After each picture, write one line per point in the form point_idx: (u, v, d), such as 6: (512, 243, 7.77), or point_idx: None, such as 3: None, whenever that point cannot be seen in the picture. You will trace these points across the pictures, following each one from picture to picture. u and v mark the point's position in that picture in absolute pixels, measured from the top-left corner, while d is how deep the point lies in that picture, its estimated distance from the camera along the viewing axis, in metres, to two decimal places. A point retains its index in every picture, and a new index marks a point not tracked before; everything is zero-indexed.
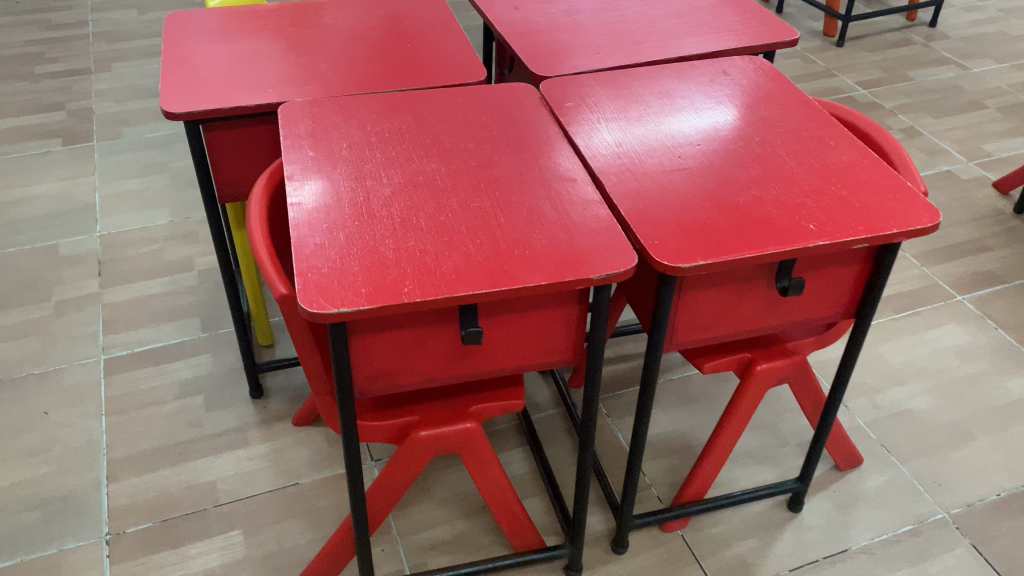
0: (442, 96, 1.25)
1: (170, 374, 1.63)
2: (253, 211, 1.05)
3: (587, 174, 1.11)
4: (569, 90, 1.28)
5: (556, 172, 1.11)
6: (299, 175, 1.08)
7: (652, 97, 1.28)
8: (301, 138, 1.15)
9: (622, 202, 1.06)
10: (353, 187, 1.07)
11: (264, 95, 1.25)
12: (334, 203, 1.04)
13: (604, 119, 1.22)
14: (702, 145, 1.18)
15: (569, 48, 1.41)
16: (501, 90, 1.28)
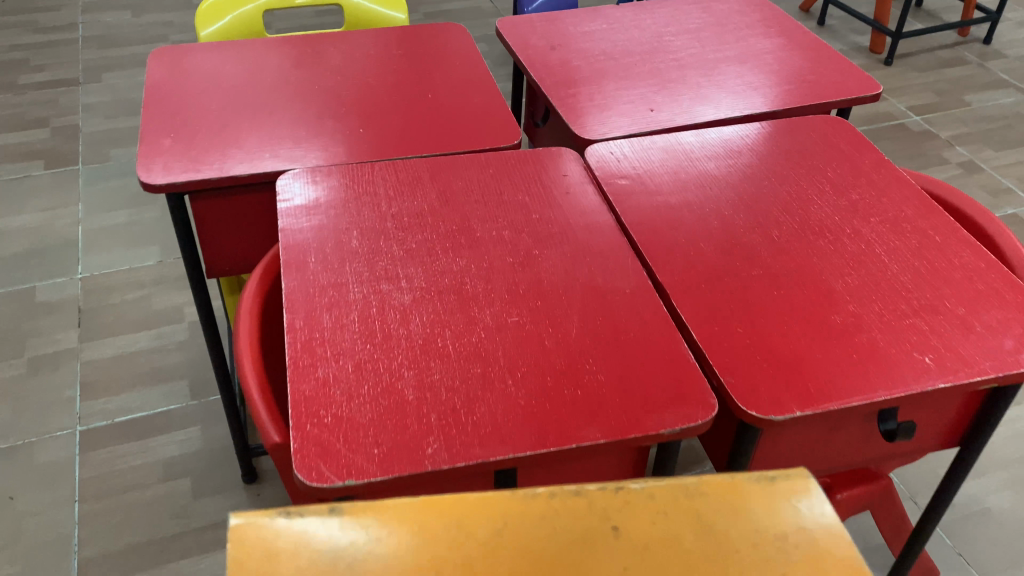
0: (467, 168, 1.06)
1: (155, 451, 1.45)
2: (241, 331, 0.85)
3: (648, 277, 0.92)
4: (616, 158, 1.08)
5: (611, 272, 0.92)
6: (298, 278, 0.89)
7: (681, 117, 1.18)
8: (301, 227, 0.96)
9: (694, 317, 0.87)
10: (365, 295, 0.88)
11: (259, 163, 1.06)
12: (342, 318, 0.85)
13: (625, 135, 1.14)
14: (740, 182, 1.05)
15: (617, 100, 1.21)
16: (537, 158, 1.08)
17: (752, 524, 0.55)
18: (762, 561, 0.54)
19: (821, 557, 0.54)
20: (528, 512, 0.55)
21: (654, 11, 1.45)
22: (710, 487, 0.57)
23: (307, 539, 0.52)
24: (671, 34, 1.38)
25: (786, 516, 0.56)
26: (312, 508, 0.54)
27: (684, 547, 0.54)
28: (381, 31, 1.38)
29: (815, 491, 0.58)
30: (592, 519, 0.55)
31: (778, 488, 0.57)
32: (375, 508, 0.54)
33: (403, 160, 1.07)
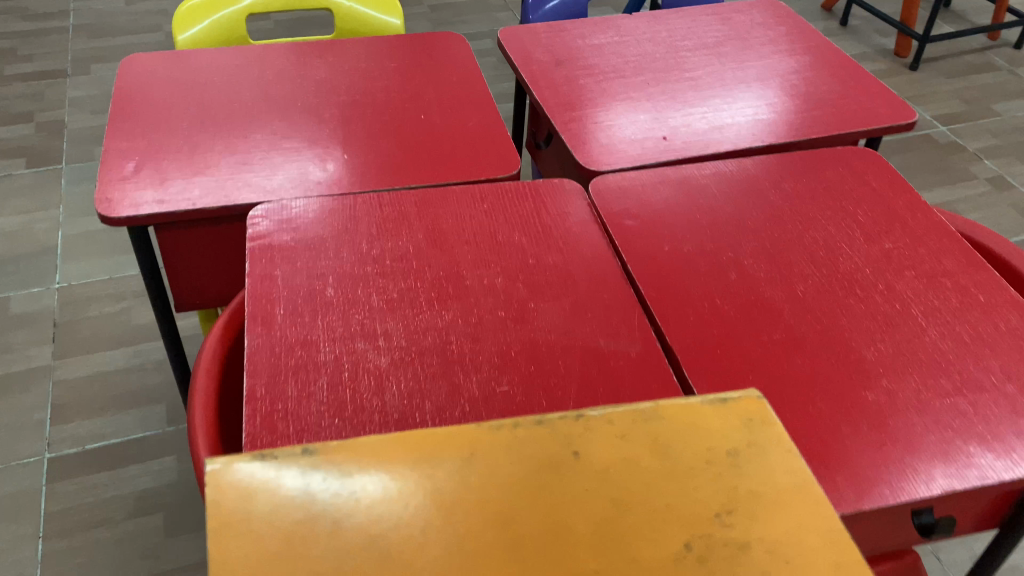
0: (459, 203, 0.96)
1: (127, 482, 1.37)
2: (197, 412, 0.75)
3: (657, 340, 0.82)
4: (624, 192, 0.98)
5: (616, 331, 0.82)
6: (265, 333, 0.80)
7: (698, 147, 1.07)
8: (272, 270, 0.86)
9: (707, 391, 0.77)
10: (337, 357, 0.78)
11: (230, 193, 0.96)
12: (309, 385, 0.75)
13: (637, 166, 1.03)
14: (762, 226, 0.95)
15: (627, 125, 1.11)
16: (536, 193, 0.98)
17: (709, 438, 0.53)
18: (723, 476, 0.50)
19: (789, 470, 0.51)
20: (488, 445, 0.51)
21: (668, 22, 1.34)
22: (666, 412, 0.54)
23: (265, 488, 0.47)
24: (687, 50, 1.28)
25: (736, 432, 0.53)
26: (284, 450, 0.49)
27: (651, 470, 0.50)
28: (374, 40, 1.28)
29: (767, 411, 0.55)
30: (554, 446, 0.51)
31: (731, 407, 0.55)
32: (339, 447, 0.49)
33: (389, 191, 0.97)
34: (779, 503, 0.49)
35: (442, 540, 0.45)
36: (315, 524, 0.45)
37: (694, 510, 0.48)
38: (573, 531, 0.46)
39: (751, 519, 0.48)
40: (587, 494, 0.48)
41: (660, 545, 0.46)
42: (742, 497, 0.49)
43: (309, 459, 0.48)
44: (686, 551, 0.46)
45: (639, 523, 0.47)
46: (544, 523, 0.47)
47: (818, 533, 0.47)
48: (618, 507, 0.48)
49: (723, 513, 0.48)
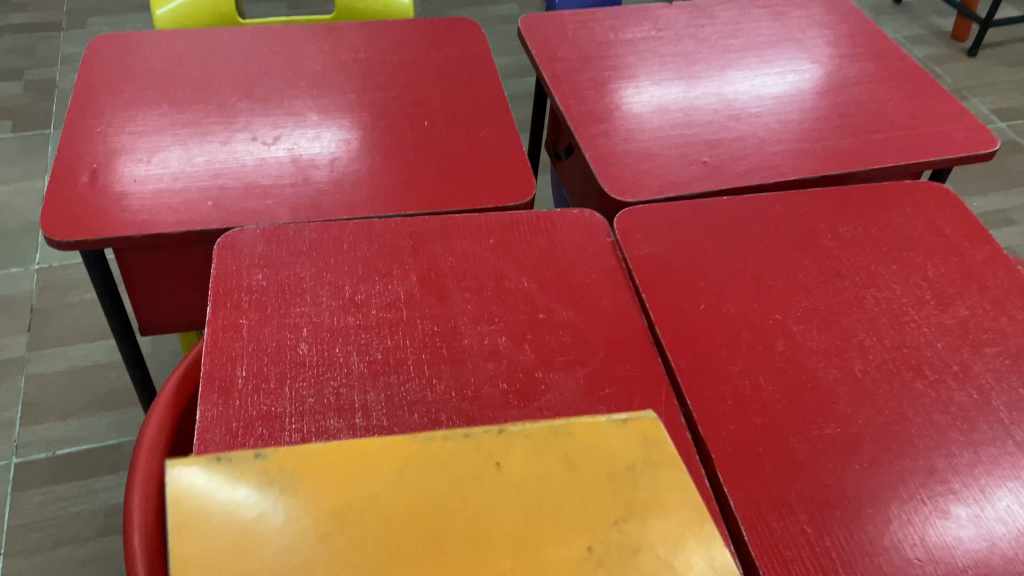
0: (461, 237, 0.83)
1: (96, 496, 1.26)
2: (133, 514, 0.64)
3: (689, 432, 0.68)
4: (655, 231, 0.84)
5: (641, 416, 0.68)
6: (221, 401, 0.67)
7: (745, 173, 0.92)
8: (238, 319, 0.74)
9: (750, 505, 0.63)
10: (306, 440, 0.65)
11: (197, 215, 0.83)
12: None
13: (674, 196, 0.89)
14: (815, 282, 0.81)
15: (663, 140, 0.96)
16: (552, 227, 0.84)
17: (612, 457, 0.48)
18: (623, 492, 0.47)
19: (687, 488, 0.48)
20: (413, 456, 0.47)
21: (712, 18, 1.19)
22: (574, 428, 0.49)
23: (213, 496, 0.43)
24: (733, 53, 1.13)
25: (634, 449, 0.49)
26: (238, 453, 0.45)
27: (558, 479, 0.46)
28: (380, 29, 1.14)
29: (664, 434, 0.50)
30: (471, 459, 0.47)
31: (635, 424, 0.50)
32: (291, 454, 0.45)
33: (383, 219, 0.84)
34: (668, 510, 0.46)
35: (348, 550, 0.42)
36: (264, 529, 0.42)
37: (591, 520, 0.45)
38: (473, 544, 0.43)
39: (644, 530, 0.45)
40: (497, 505, 0.45)
41: (560, 553, 0.43)
42: (643, 507, 0.46)
43: (262, 466, 0.45)
44: (586, 560, 0.43)
45: (544, 534, 0.44)
46: (447, 535, 0.43)
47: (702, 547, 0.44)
48: (525, 520, 0.44)
49: (619, 521, 0.45)
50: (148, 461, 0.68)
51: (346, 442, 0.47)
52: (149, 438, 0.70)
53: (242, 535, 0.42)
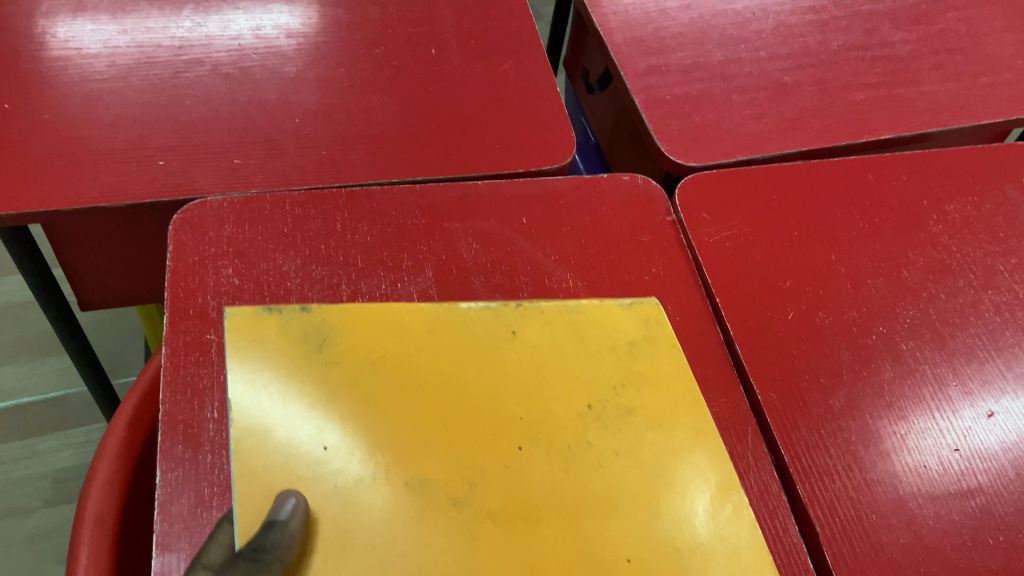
0: (486, 215, 0.66)
1: (42, 458, 1.12)
2: None
3: (784, 490, 0.55)
4: (725, 210, 0.68)
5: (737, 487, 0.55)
6: (187, 458, 0.52)
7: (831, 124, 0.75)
8: (205, 333, 0.57)
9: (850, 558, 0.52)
10: None
11: (145, 181, 0.64)
12: None
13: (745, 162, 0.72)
14: (923, 281, 0.66)
15: (729, 80, 0.77)
16: (598, 202, 0.68)
17: (614, 334, 0.58)
18: (626, 362, 0.57)
19: (682, 366, 0.57)
20: (436, 322, 0.57)
21: None
22: (587, 306, 0.59)
23: (252, 365, 0.52)
24: None
25: (635, 328, 0.59)
26: (287, 307, 0.55)
27: (569, 348, 0.57)
28: None
29: (663, 316, 0.60)
30: (495, 326, 0.57)
31: (639, 307, 0.60)
32: (333, 309, 0.56)
33: (386, 188, 0.66)
34: (667, 389, 0.56)
35: (375, 396, 0.52)
36: (305, 378, 0.52)
37: (595, 385, 0.55)
38: (485, 393, 0.53)
39: (640, 399, 0.55)
40: (511, 364, 0.55)
41: (563, 409, 0.53)
42: (643, 380, 0.56)
43: (307, 317, 0.55)
44: (585, 417, 0.53)
45: (550, 394, 0.54)
46: (464, 385, 0.53)
47: (690, 418, 0.54)
48: (533, 378, 0.55)
49: (620, 387, 0.55)
50: (94, 536, 0.52)
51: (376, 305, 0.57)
52: (92, 505, 0.54)
53: (283, 373, 0.52)
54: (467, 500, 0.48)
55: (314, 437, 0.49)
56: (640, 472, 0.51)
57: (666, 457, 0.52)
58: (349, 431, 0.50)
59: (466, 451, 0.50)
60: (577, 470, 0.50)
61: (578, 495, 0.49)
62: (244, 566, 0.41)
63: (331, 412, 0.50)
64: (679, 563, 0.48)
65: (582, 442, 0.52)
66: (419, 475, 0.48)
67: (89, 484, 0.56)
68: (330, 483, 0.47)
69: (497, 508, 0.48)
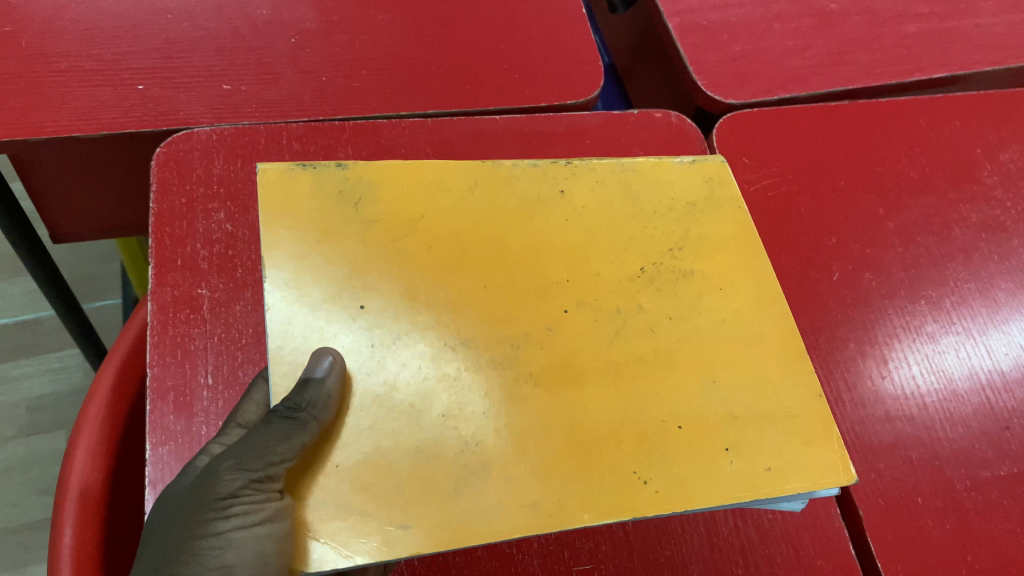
0: (506, 154, 0.59)
1: (15, 385, 1.07)
2: None
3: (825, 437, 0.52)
4: (765, 154, 0.63)
5: None
6: (180, 431, 0.47)
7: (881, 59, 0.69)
8: (196, 287, 0.51)
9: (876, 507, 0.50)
10: None
11: (123, 109, 0.57)
12: None
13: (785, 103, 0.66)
14: (975, 241, 0.61)
15: (771, 6, 0.70)
16: (628, 143, 0.62)
17: (672, 194, 0.49)
18: (683, 225, 0.48)
19: (744, 228, 0.49)
20: (485, 176, 0.47)
21: None
22: (644, 165, 0.50)
23: (283, 222, 0.42)
24: None
25: (694, 187, 0.50)
26: (321, 161, 0.45)
27: (621, 207, 0.48)
28: None
29: (729, 178, 0.51)
30: (540, 182, 0.48)
31: (699, 167, 0.51)
32: (375, 166, 0.46)
33: (395, 122, 0.59)
34: (729, 255, 0.47)
35: (414, 248, 0.43)
36: (340, 234, 0.43)
37: (648, 246, 0.47)
38: (535, 249, 0.45)
39: (698, 262, 0.47)
40: (557, 223, 0.46)
41: (614, 270, 0.45)
42: (700, 239, 0.48)
43: (344, 174, 0.45)
44: (638, 281, 0.45)
45: (599, 253, 0.46)
46: (510, 241, 0.45)
47: (749, 282, 0.47)
48: (585, 237, 0.46)
49: (676, 250, 0.47)
50: (79, 515, 0.49)
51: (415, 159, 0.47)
52: (76, 480, 0.51)
53: (321, 232, 0.43)
54: (504, 366, 0.41)
55: (352, 292, 0.42)
56: (708, 335, 0.44)
57: (727, 324, 0.45)
58: (387, 288, 0.42)
59: (508, 312, 0.43)
60: (627, 333, 0.43)
61: (629, 358, 0.42)
62: (278, 427, 0.37)
63: (362, 268, 0.42)
64: (737, 428, 0.41)
65: (643, 309, 0.44)
66: (456, 336, 0.41)
67: (71, 455, 0.52)
68: (358, 343, 0.40)
69: (540, 370, 0.41)
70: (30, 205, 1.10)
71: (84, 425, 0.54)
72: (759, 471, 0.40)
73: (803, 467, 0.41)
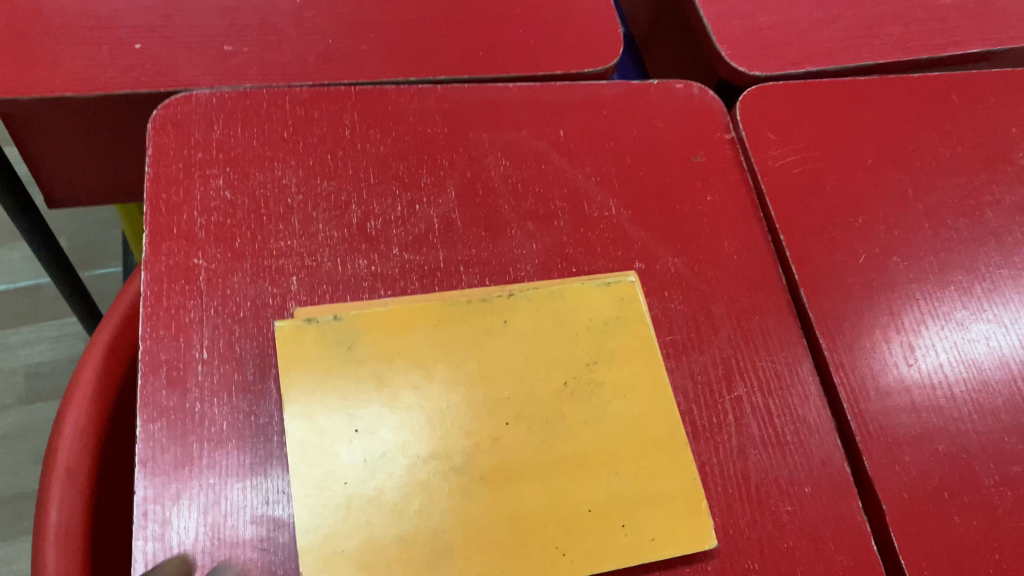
0: (518, 124, 0.57)
1: (14, 352, 1.05)
2: None
3: (837, 443, 0.49)
4: (791, 128, 0.60)
5: (803, 461, 0.48)
6: (172, 408, 0.44)
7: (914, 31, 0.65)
8: (192, 257, 0.49)
9: (900, 499, 0.48)
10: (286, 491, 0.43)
11: (120, 69, 0.55)
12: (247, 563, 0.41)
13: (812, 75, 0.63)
14: (1008, 223, 0.58)
15: None
16: (646, 115, 0.59)
17: (588, 317, 0.48)
18: (604, 352, 0.47)
19: (651, 347, 0.48)
20: (440, 314, 0.47)
21: None
22: (568, 290, 0.49)
23: (291, 363, 0.44)
24: None
25: (608, 305, 0.49)
26: (322, 313, 0.46)
27: (545, 332, 0.47)
28: None
29: (639, 296, 0.50)
30: (476, 313, 0.47)
31: (617, 288, 0.50)
32: (363, 313, 0.46)
33: (403, 88, 0.57)
34: (641, 367, 0.47)
35: (364, 393, 0.44)
36: (341, 373, 0.44)
37: (566, 361, 0.47)
38: (488, 375, 0.45)
39: (611, 378, 0.47)
40: (497, 352, 0.46)
41: (536, 386, 0.46)
42: (614, 354, 0.47)
43: (342, 326, 0.45)
44: (563, 396, 0.46)
45: (524, 379, 0.46)
46: (458, 370, 0.45)
47: (651, 398, 0.46)
48: (516, 364, 0.46)
49: (593, 364, 0.47)
50: (67, 492, 0.48)
51: (394, 297, 0.48)
52: (63, 455, 0.49)
53: (309, 376, 0.44)
54: (456, 471, 0.43)
55: (351, 418, 0.43)
56: (614, 438, 0.45)
57: (636, 436, 0.45)
58: (381, 417, 0.43)
59: (451, 437, 0.43)
60: (550, 442, 0.44)
61: (559, 465, 0.44)
62: None
63: (315, 411, 0.43)
64: (632, 507, 0.43)
65: (564, 421, 0.45)
66: (428, 450, 0.43)
67: (58, 430, 0.50)
68: (338, 479, 0.41)
69: (488, 471, 0.43)
70: (25, 169, 1.08)
71: (75, 397, 0.52)
72: (643, 540, 0.43)
73: (686, 535, 0.43)
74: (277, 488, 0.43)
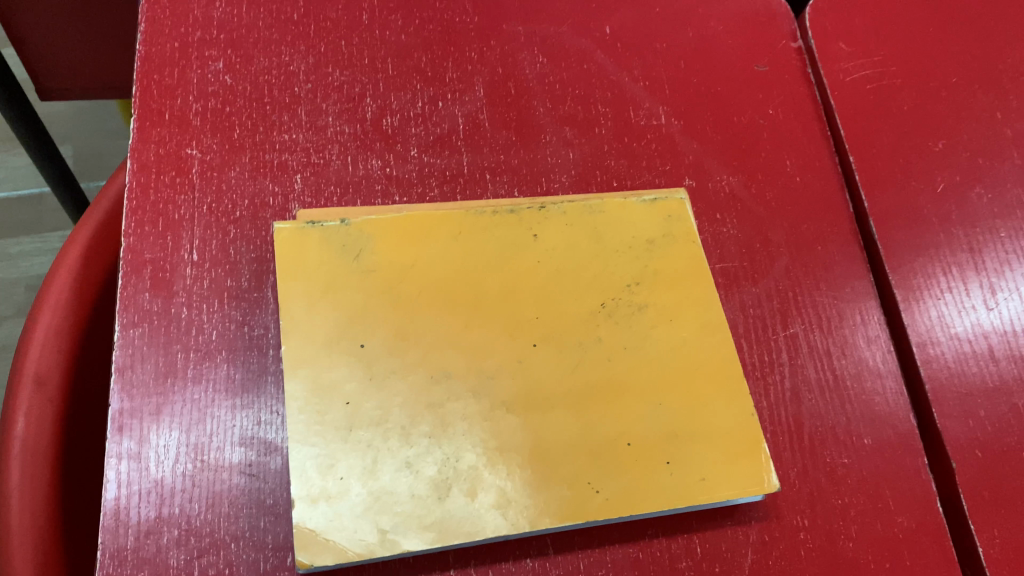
0: (559, 19, 0.50)
1: (15, 263, 1.01)
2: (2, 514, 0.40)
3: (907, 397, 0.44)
4: (867, 39, 0.53)
5: (865, 411, 0.43)
6: (155, 312, 0.39)
7: None
8: (185, 147, 0.43)
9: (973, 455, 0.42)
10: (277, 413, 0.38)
11: None
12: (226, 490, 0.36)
13: None
14: None
15: None
16: (704, 16, 0.52)
17: (632, 233, 0.43)
18: (647, 273, 0.42)
19: (702, 268, 0.42)
20: (462, 224, 0.41)
21: None
22: (607, 204, 0.43)
23: (286, 268, 0.38)
24: None
25: (652, 224, 0.43)
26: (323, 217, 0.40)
27: (582, 247, 0.42)
28: None
29: (687, 215, 0.44)
30: (504, 223, 0.42)
31: (665, 204, 0.44)
32: (372, 221, 0.40)
33: None
34: (688, 292, 0.42)
35: (374, 307, 0.38)
36: (344, 286, 0.39)
37: (603, 279, 0.41)
38: (515, 290, 0.40)
39: (655, 302, 0.41)
40: (526, 267, 0.41)
41: (568, 306, 0.40)
42: (658, 274, 0.42)
43: (349, 231, 0.40)
44: (598, 318, 0.40)
45: (558, 297, 0.40)
46: (482, 286, 0.40)
47: (700, 327, 0.41)
48: (550, 280, 0.40)
49: (633, 285, 0.41)
50: (35, 401, 0.44)
51: (409, 206, 0.42)
52: (33, 362, 0.45)
53: (306, 285, 0.38)
54: (476, 396, 0.37)
55: (352, 336, 0.38)
56: (658, 366, 0.39)
57: (682, 363, 0.40)
58: (385, 337, 0.38)
59: (471, 359, 0.38)
60: (584, 369, 0.39)
61: (593, 394, 0.38)
62: None
63: (318, 323, 0.38)
64: (677, 442, 0.38)
65: (601, 345, 0.39)
66: (440, 371, 0.37)
67: (30, 333, 0.46)
68: (338, 397, 0.36)
69: (512, 400, 0.37)
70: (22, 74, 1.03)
71: (51, 299, 0.47)
72: (692, 480, 0.37)
73: (739, 478, 0.38)
74: (270, 409, 0.38)
